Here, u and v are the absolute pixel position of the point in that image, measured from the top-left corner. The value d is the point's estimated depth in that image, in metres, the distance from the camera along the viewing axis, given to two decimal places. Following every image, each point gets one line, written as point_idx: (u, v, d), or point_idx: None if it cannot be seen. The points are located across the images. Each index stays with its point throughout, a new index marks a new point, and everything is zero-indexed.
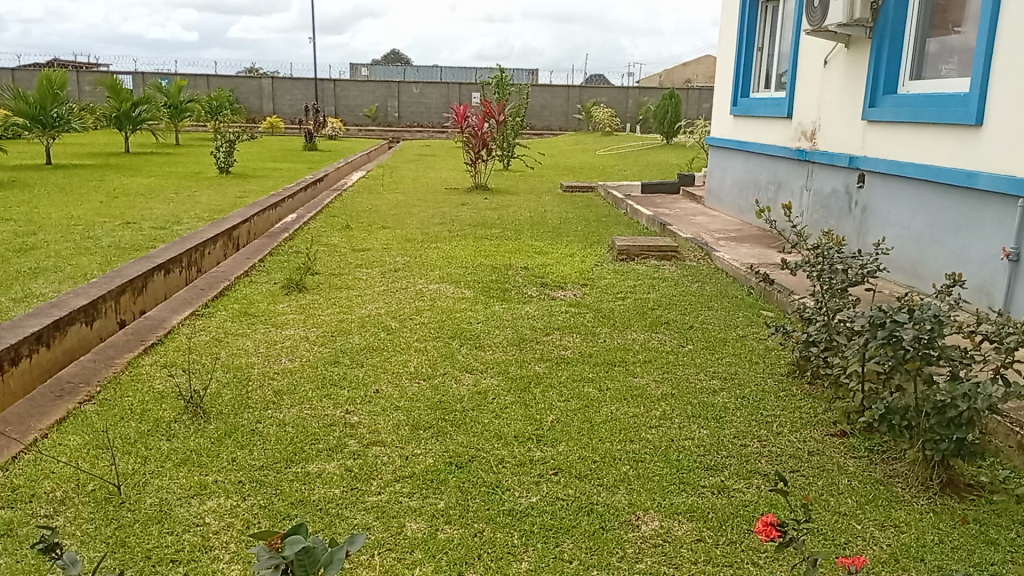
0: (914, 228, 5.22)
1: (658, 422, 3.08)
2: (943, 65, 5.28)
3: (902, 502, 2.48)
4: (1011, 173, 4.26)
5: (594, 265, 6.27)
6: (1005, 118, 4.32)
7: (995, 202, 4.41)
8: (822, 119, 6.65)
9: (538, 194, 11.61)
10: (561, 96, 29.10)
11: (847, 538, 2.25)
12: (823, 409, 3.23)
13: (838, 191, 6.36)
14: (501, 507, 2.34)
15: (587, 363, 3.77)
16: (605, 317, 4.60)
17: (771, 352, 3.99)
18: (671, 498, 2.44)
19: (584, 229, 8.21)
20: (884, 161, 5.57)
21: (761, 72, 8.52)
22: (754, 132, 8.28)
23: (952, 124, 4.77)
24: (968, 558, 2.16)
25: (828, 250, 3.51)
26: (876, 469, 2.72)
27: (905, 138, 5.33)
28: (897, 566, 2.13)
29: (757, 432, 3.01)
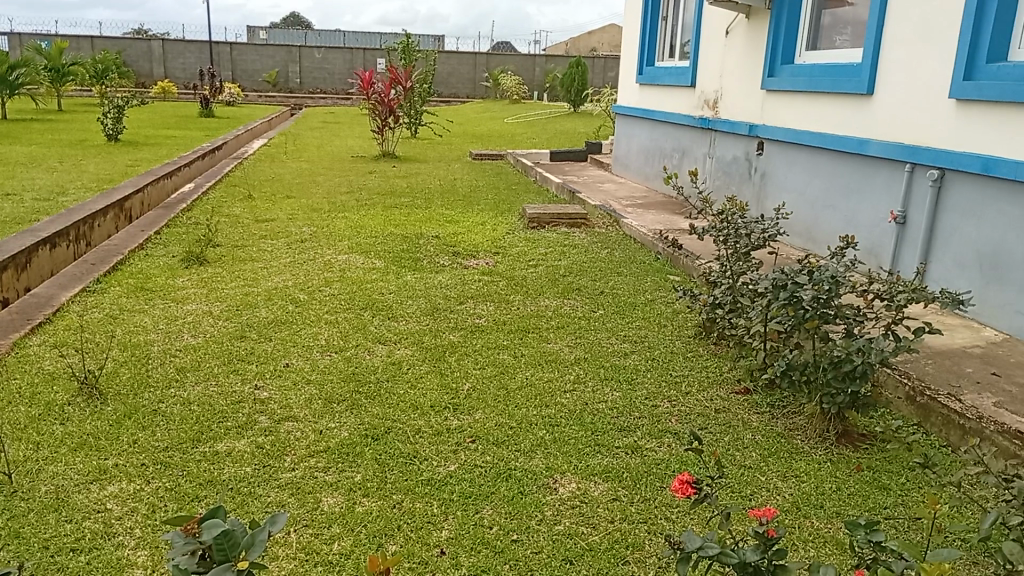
0: (809, 193, 5.46)
1: (573, 386, 3.12)
2: (837, 36, 5.50)
3: (802, 453, 2.62)
4: (900, 139, 4.48)
5: (506, 233, 6.27)
6: (894, 87, 4.54)
7: (883, 168, 4.65)
8: (723, 88, 6.83)
9: (447, 162, 11.50)
10: (468, 63, 28.78)
11: (752, 490, 2.35)
12: (727, 368, 3.35)
13: (738, 158, 6.57)
14: (419, 477, 2.33)
15: (501, 330, 3.78)
16: (518, 285, 4.61)
17: (678, 315, 4.10)
18: (587, 460, 2.49)
19: (494, 197, 8.20)
20: (781, 129, 5.77)
21: (666, 43, 8.66)
22: (660, 100, 8.43)
23: (845, 93, 4.98)
24: (864, 503, 2.29)
25: (732, 215, 3.63)
26: (778, 423, 2.85)
27: (802, 107, 5.54)
28: (799, 514, 2.24)
29: (667, 392, 3.10)
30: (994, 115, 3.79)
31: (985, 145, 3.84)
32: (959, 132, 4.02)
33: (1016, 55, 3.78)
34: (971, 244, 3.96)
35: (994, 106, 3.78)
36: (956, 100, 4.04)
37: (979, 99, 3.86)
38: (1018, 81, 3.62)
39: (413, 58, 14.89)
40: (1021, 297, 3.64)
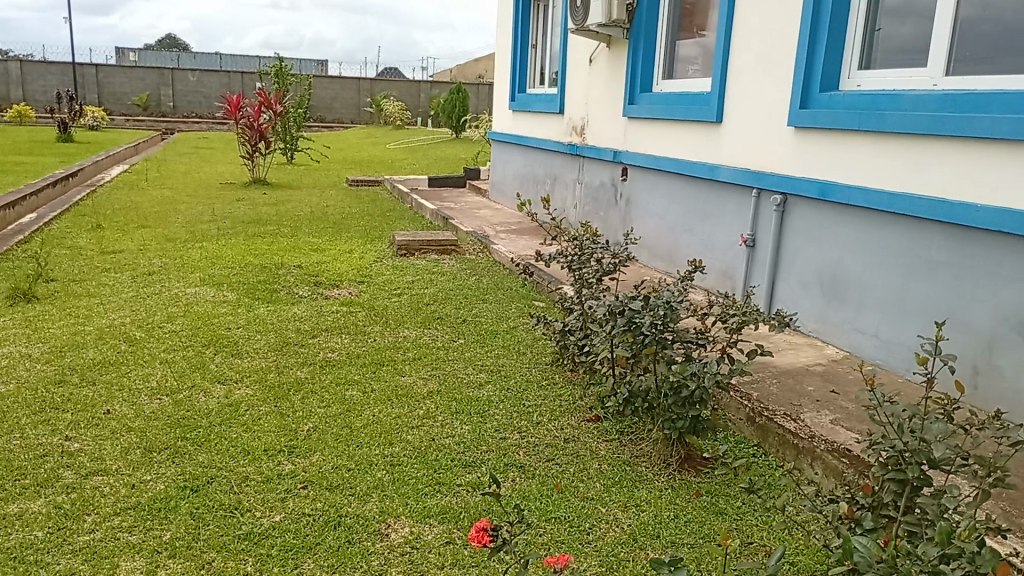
0: (669, 218, 5.61)
1: (421, 422, 3.01)
2: (690, 66, 5.70)
3: (644, 480, 2.61)
4: (746, 165, 4.66)
5: (372, 261, 6.11)
6: (740, 115, 4.72)
7: (733, 193, 4.82)
8: (589, 115, 6.95)
9: (321, 188, 11.21)
10: (352, 89, 28.40)
11: (591, 523, 2.31)
12: (580, 395, 3.32)
13: (605, 184, 6.70)
14: (237, 531, 2.15)
15: (353, 364, 3.62)
16: (378, 315, 4.47)
17: (538, 342, 4.07)
18: (425, 501, 2.38)
19: (365, 224, 8.02)
20: (642, 155, 5.91)
21: (537, 71, 8.78)
22: (531, 127, 8.53)
23: (697, 121, 5.16)
24: (698, 530, 2.29)
25: (585, 241, 3.65)
26: (624, 450, 2.84)
27: (660, 135, 5.70)
28: (635, 545, 2.21)
29: (518, 423, 3.04)
30: (828, 143, 3.97)
31: (823, 171, 4.01)
32: (798, 159, 4.20)
33: (847, 85, 3.98)
34: (813, 266, 4.13)
35: (829, 134, 3.96)
36: (794, 128, 4.22)
37: (815, 127, 4.03)
38: (850, 110, 3.80)
39: (287, 82, 14.50)
40: (858, 316, 3.81)
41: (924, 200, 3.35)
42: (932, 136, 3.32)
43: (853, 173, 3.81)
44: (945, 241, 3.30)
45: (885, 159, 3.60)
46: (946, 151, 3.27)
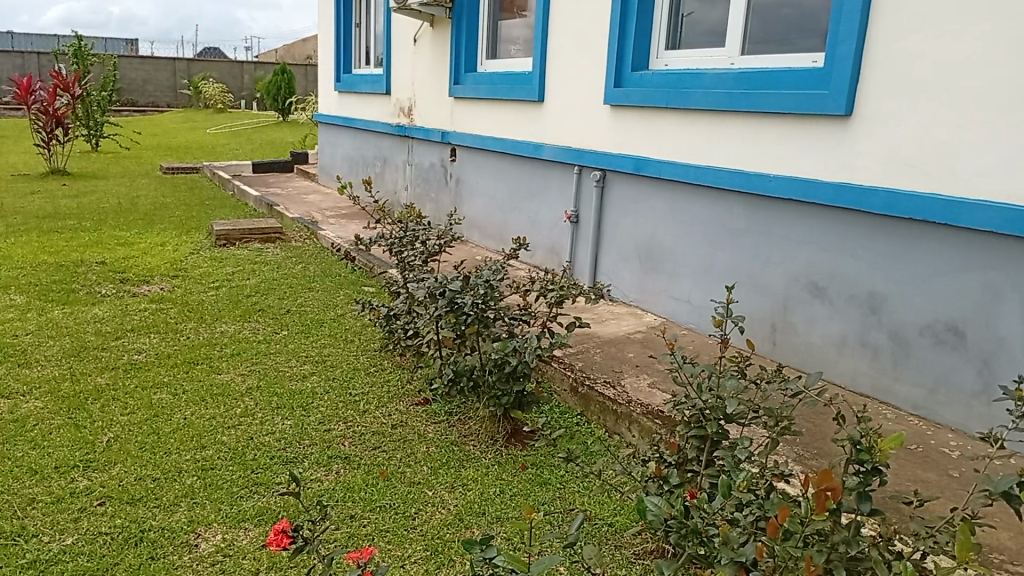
0: (496, 197, 5.63)
1: (237, 421, 2.84)
2: (512, 46, 5.74)
3: (471, 459, 2.60)
4: (566, 143, 4.74)
5: (187, 254, 5.72)
6: (559, 94, 4.80)
7: (555, 170, 4.90)
8: (416, 96, 6.85)
9: (131, 178, 10.36)
10: (166, 70, 26.46)
11: (417, 508, 2.28)
12: (408, 380, 3.27)
13: (434, 165, 6.63)
14: (18, 561, 1.94)
15: (163, 365, 3.36)
16: (193, 311, 4.18)
17: (366, 328, 3.96)
18: (239, 504, 2.25)
19: (181, 214, 7.51)
20: (468, 135, 5.89)
21: (362, 50, 8.54)
22: (358, 109, 8.29)
23: (519, 100, 5.19)
24: (524, 502, 2.33)
25: (408, 222, 3.58)
26: (452, 431, 2.82)
27: (484, 114, 5.70)
28: (461, 525, 2.20)
29: (343, 413, 2.94)
30: (639, 120, 4.11)
31: (635, 147, 4.15)
32: (613, 136, 4.33)
33: (656, 65, 4.15)
34: (630, 239, 4.28)
35: (640, 111, 4.10)
36: (609, 107, 4.34)
37: (627, 105, 4.16)
38: (658, 88, 3.95)
39: (88, 62, 13.26)
40: (672, 284, 3.98)
41: (725, 172, 3.54)
42: (730, 112, 3.51)
43: (662, 149, 3.97)
44: (744, 210, 3.51)
45: (690, 134, 3.77)
46: (742, 125, 3.47)
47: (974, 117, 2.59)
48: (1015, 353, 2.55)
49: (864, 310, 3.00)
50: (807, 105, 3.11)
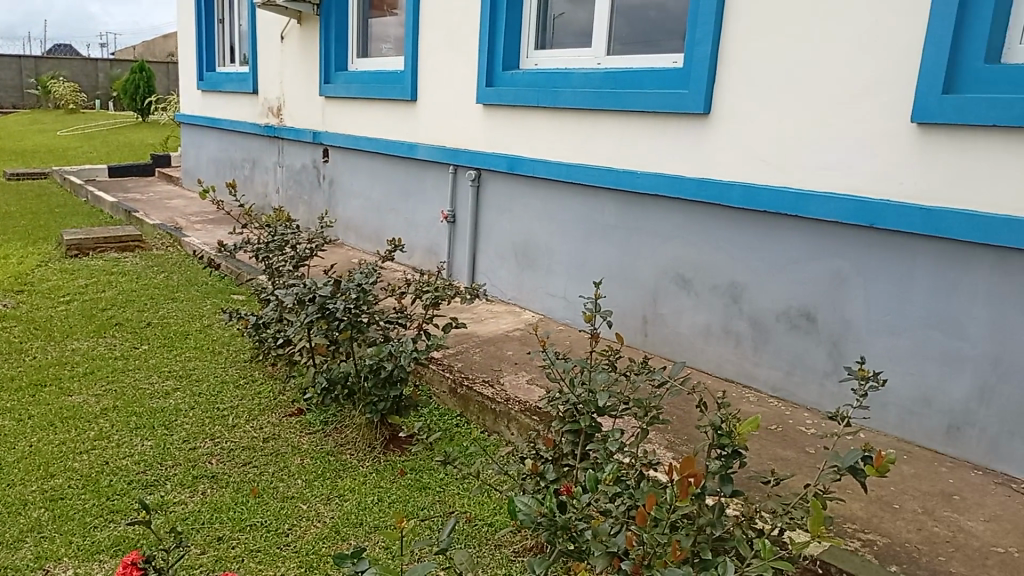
0: (370, 198, 5.52)
1: (92, 445, 2.64)
2: (382, 45, 5.64)
3: (348, 469, 2.54)
4: (439, 143, 4.71)
5: (34, 266, 5.29)
6: (430, 93, 4.76)
7: (429, 170, 4.85)
8: (285, 95, 6.62)
9: None
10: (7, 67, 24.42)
11: (290, 523, 2.20)
12: (281, 390, 3.15)
13: (305, 166, 6.43)
14: None
15: (5, 389, 3.09)
16: (40, 328, 3.87)
17: (235, 339, 3.79)
18: (94, 535, 2.09)
19: (27, 223, 6.94)
20: (340, 135, 5.75)
21: (225, 47, 8.17)
22: (223, 108, 7.93)
23: (391, 100, 5.11)
24: (403, 509, 2.29)
25: (275, 226, 3.44)
26: (328, 441, 2.74)
27: (356, 114, 5.57)
28: (337, 538, 2.14)
29: (210, 429, 2.80)
30: (511, 119, 4.13)
31: (507, 146, 4.17)
32: (486, 135, 4.33)
33: (525, 64, 4.18)
34: (506, 237, 4.30)
35: (511, 110, 4.12)
36: (480, 106, 4.33)
37: (498, 104, 4.17)
38: (527, 87, 3.98)
39: None
40: (548, 280, 4.03)
41: (594, 169, 3.62)
42: (597, 110, 3.58)
43: (534, 147, 4.00)
44: (614, 206, 3.59)
45: (560, 133, 3.82)
46: (609, 124, 3.55)
47: (818, 115, 2.76)
48: (860, 334, 2.74)
49: (726, 300, 3.15)
50: (669, 104, 3.22)
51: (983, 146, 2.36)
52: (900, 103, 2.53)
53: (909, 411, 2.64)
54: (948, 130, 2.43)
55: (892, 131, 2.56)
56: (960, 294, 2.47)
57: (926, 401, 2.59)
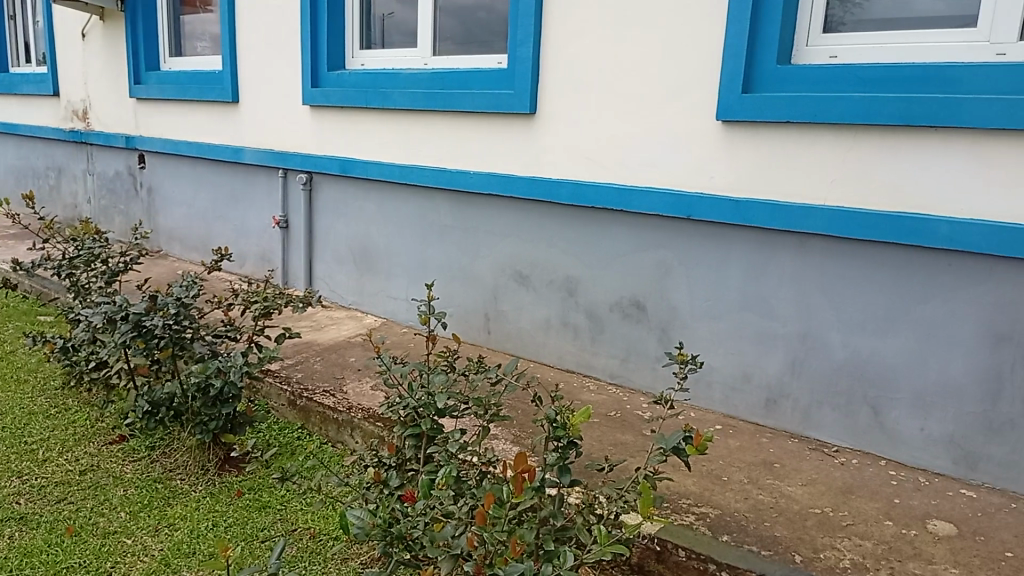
0: (195, 205, 5.20)
1: None
2: (199, 43, 5.33)
3: (179, 495, 2.38)
4: (267, 145, 4.51)
5: None
6: (254, 94, 4.54)
7: (258, 174, 4.64)
8: (91, 97, 6.10)
9: None
10: None
11: (114, 561, 2.04)
12: (100, 417, 2.90)
13: (120, 173, 5.96)
14: None
15: None
16: None
17: (45, 364, 3.45)
18: None
19: None
20: (157, 139, 5.37)
21: (20, 44, 7.41)
22: (19, 113, 7.20)
23: (211, 101, 4.84)
24: (241, 532, 2.17)
25: (82, 239, 3.15)
26: (155, 467, 2.55)
27: (173, 116, 5.23)
28: (168, 571, 2.00)
29: (16, 467, 2.53)
30: (340, 120, 4.03)
31: (338, 147, 4.06)
32: (315, 137, 4.19)
33: (352, 64, 4.09)
34: (342, 241, 4.18)
35: (339, 112, 4.01)
36: (308, 107, 4.20)
37: (326, 105, 4.05)
38: (355, 88, 3.89)
39: None
40: (388, 283, 3.96)
41: (427, 170, 3.60)
42: (427, 111, 3.57)
43: (366, 149, 3.92)
44: (450, 206, 3.59)
45: (391, 134, 3.77)
46: (440, 124, 3.54)
47: (636, 114, 2.89)
48: (685, 320, 2.90)
49: (563, 294, 3.23)
50: (497, 104, 3.26)
51: (781, 140, 2.56)
52: (708, 101, 2.70)
53: (732, 388, 2.83)
54: (751, 126, 2.62)
55: (703, 127, 2.73)
56: (769, 277, 2.68)
57: (746, 378, 2.78)
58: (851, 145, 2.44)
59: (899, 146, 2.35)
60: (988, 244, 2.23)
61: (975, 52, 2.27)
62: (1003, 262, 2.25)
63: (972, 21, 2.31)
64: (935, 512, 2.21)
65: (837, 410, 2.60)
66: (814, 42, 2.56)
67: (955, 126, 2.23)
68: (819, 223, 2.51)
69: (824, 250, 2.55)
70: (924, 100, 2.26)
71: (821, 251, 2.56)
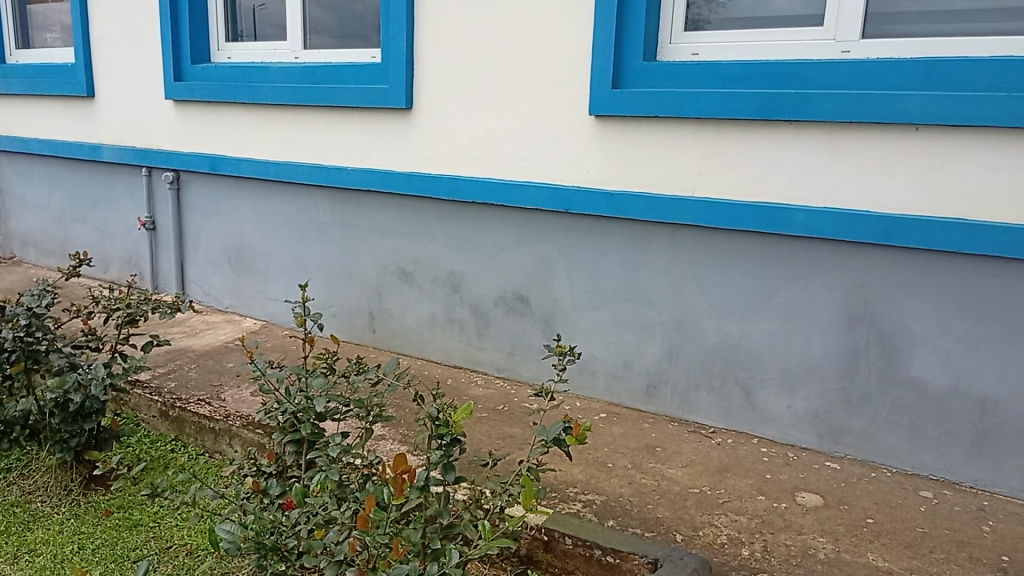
0: (51, 207, 4.84)
1: None
2: (48, 34, 4.96)
3: (40, 519, 2.22)
4: (128, 143, 4.25)
5: None
6: (111, 88, 4.27)
7: (120, 173, 4.36)
8: None
9: None
10: None
11: None
12: None
13: None
14: None
15: None
16: None
17: None
18: None
19: None
20: (4, 137, 4.96)
21: None
22: None
23: (64, 96, 4.51)
24: (111, 554, 2.04)
25: None
26: (12, 491, 2.36)
27: (22, 112, 4.84)
28: None
29: None
30: (208, 115, 3.85)
31: (207, 144, 3.88)
32: (181, 134, 3.99)
33: (218, 57, 3.91)
34: (215, 241, 4.00)
35: (207, 107, 3.83)
36: (172, 101, 3.98)
37: (192, 100, 3.86)
38: (223, 82, 3.73)
39: None
40: (267, 284, 3.82)
41: (303, 166, 3.49)
42: (300, 106, 3.46)
43: (237, 145, 3.76)
44: (328, 203, 3.50)
45: (264, 130, 3.64)
46: (315, 119, 3.44)
47: (512, 108, 2.91)
48: (568, 311, 2.95)
49: (448, 289, 3.22)
50: (373, 99, 3.20)
51: (651, 134, 2.65)
52: (581, 96, 2.75)
53: (614, 376, 2.90)
54: (622, 121, 2.69)
55: (577, 122, 2.77)
56: (645, 267, 2.76)
57: (627, 366, 2.86)
58: (715, 139, 2.54)
59: (759, 139, 2.48)
60: (840, 230, 2.38)
61: (822, 50, 2.42)
62: (854, 247, 2.41)
63: (819, 21, 2.45)
64: (803, 485, 2.35)
65: (712, 393, 2.72)
66: (678, 39, 2.67)
67: (808, 119, 2.37)
68: (689, 213, 2.61)
69: (695, 239, 2.65)
70: (779, 95, 2.39)
71: (691, 241, 2.66)
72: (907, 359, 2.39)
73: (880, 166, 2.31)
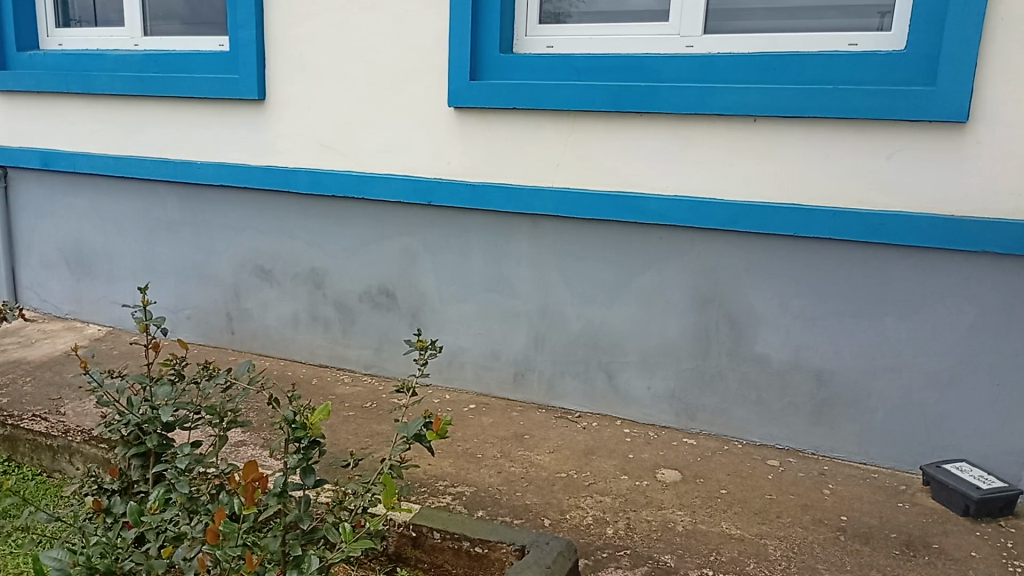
0: None
1: None
2: None
3: None
4: None
5: None
6: None
7: None
8: None
9: None
10: None
11: None
12: None
13: None
14: None
15: None
16: None
17: None
18: None
19: None
20: None
21: None
22: None
23: None
24: None
25: None
26: None
27: None
28: None
29: None
30: (38, 106, 3.54)
31: (39, 138, 3.57)
32: (8, 127, 3.65)
33: (47, 44, 3.61)
34: (52, 243, 3.69)
35: (36, 98, 3.53)
36: None
37: (18, 90, 3.54)
38: (53, 71, 3.44)
39: None
40: (112, 287, 3.57)
41: (149, 160, 3.28)
42: (143, 97, 3.25)
43: (73, 139, 3.49)
44: (177, 200, 3.31)
45: (103, 122, 3.39)
46: (160, 110, 3.24)
47: (370, 100, 2.85)
48: (434, 304, 2.94)
49: (310, 286, 3.13)
50: (223, 90, 3.05)
51: (509, 125, 2.67)
52: (438, 88, 2.74)
53: (482, 367, 2.91)
54: (481, 112, 2.70)
55: (437, 113, 2.76)
56: (508, 257, 2.78)
57: (494, 356, 2.88)
58: (572, 130, 2.60)
59: (613, 130, 2.55)
60: (689, 217, 2.50)
61: (668, 44, 2.52)
62: (703, 232, 2.53)
63: (664, 17, 2.55)
64: (663, 462, 2.45)
65: (577, 378, 2.78)
66: (532, 32, 2.70)
67: (657, 111, 2.46)
68: (549, 203, 2.65)
69: (555, 229, 2.70)
70: (630, 88, 2.47)
71: (552, 231, 2.70)
72: (753, 337, 2.54)
73: (723, 156, 2.44)
